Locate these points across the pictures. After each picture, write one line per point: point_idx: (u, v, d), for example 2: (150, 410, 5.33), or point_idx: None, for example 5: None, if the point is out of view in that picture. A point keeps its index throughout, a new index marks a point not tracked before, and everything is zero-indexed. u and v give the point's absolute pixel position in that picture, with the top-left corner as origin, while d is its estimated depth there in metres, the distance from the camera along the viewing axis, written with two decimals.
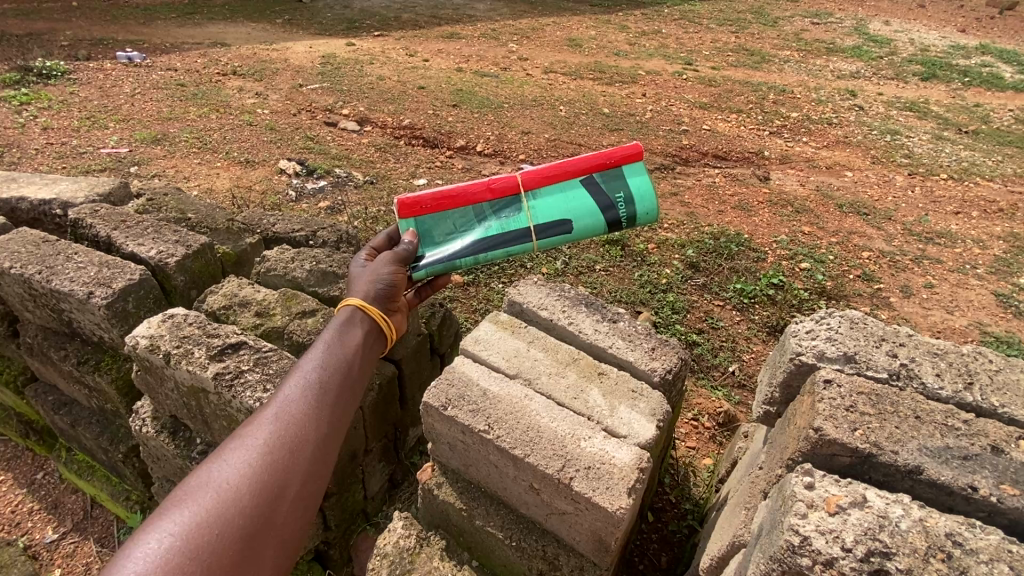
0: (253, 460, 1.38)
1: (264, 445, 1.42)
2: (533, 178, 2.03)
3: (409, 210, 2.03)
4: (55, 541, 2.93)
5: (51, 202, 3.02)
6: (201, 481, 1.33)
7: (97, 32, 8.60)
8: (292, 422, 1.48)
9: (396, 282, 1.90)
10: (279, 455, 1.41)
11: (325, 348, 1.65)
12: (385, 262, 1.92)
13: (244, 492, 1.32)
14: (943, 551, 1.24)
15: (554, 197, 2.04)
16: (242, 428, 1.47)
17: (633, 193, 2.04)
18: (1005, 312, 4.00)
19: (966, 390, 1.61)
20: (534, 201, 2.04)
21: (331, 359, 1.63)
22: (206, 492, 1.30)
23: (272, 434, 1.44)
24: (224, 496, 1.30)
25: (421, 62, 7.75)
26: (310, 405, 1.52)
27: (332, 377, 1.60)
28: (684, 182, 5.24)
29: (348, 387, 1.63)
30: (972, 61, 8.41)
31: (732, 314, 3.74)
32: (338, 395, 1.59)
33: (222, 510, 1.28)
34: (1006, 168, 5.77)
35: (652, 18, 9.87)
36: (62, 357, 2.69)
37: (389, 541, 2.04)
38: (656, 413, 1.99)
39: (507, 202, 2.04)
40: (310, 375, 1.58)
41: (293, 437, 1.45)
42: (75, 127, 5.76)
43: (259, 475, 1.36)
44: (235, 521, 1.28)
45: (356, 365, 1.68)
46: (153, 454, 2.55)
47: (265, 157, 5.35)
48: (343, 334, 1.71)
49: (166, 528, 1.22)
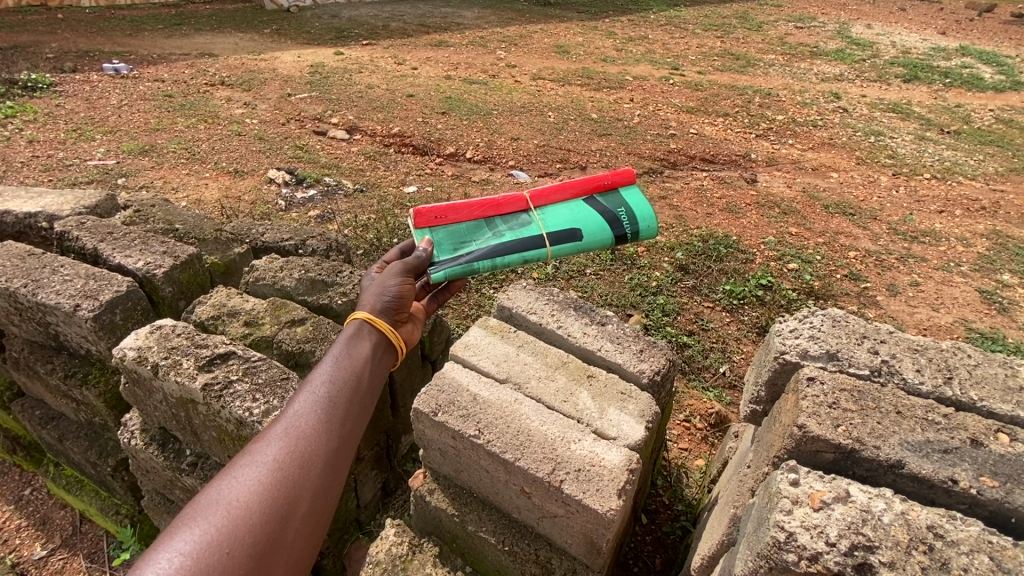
0: (262, 476, 1.39)
1: (275, 461, 1.42)
2: (540, 195, 2.16)
3: (423, 220, 2.10)
4: (43, 557, 2.90)
5: (37, 214, 3.00)
6: (211, 498, 1.33)
7: (83, 44, 8.57)
8: (302, 437, 1.48)
9: (402, 294, 1.90)
10: (290, 471, 1.42)
11: (335, 362, 1.66)
12: (393, 274, 1.93)
13: (254, 510, 1.33)
14: (925, 544, 1.26)
15: (560, 211, 2.14)
16: (253, 444, 1.48)
17: (632, 208, 2.17)
18: (989, 307, 4.07)
19: (946, 385, 1.64)
20: (543, 212, 2.13)
21: (341, 373, 1.64)
22: (216, 511, 1.31)
23: (282, 451, 1.44)
24: (234, 514, 1.31)
25: (409, 70, 7.79)
26: (320, 421, 1.53)
27: (341, 391, 1.60)
28: (672, 185, 5.29)
29: (359, 401, 1.64)
30: (952, 62, 8.55)
31: (722, 314, 3.78)
32: (349, 409, 1.60)
33: (232, 528, 1.29)
34: (987, 167, 5.87)
35: (639, 24, 9.95)
36: (49, 370, 2.67)
37: (382, 548, 2.05)
38: (645, 415, 2.01)
39: (517, 216, 2.13)
40: (320, 390, 1.59)
41: (303, 453, 1.46)
42: (62, 139, 5.74)
43: (269, 492, 1.37)
44: (244, 540, 1.29)
45: (366, 377, 1.69)
46: (143, 466, 2.54)
47: (254, 167, 5.35)
48: (354, 346, 1.72)
49: (176, 547, 1.23)
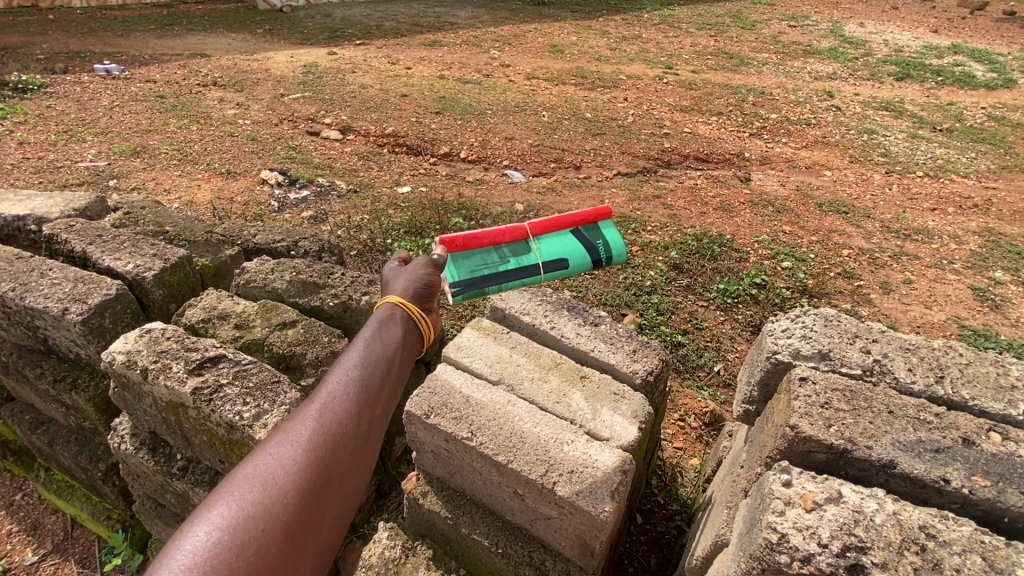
0: (297, 456, 1.38)
1: (309, 441, 1.41)
2: (539, 226, 2.23)
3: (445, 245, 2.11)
4: (35, 562, 2.88)
5: (25, 217, 2.98)
6: (246, 475, 1.32)
7: (74, 45, 8.51)
8: (334, 418, 1.48)
9: (431, 282, 1.98)
10: (323, 452, 1.41)
11: (368, 344, 1.67)
12: (422, 265, 2.02)
13: (289, 488, 1.32)
14: (917, 545, 1.26)
15: (556, 244, 2.25)
16: (286, 423, 1.47)
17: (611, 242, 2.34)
18: (981, 305, 4.08)
19: (937, 384, 1.64)
20: (541, 243, 2.22)
21: (373, 356, 1.64)
22: (251, 487, 1.30)
23: (316, 430, 1.44)
24: (270, 493, 1.30)
25: (403, 69, 7.77)
26: (352, 403, 1.52)
27: (373, 374, 1.60)
28: (666, 184, 5.29)
29: (388, 385, 1.63)
30: (944, 61, 8.58)
31: (716, 313, 3.78)
32: (379, 393, 1.59)
33: (267, 507, 1.28)
34: (979, 165, 5.89)
35: (632, 23, 9.95)
36: (38, 374, 2.65)
37: (374, 553, 2.08)
38: (638, 415, 2.00)
39: (519, 245, 2.20)
40: (353, 371, 1.59)
41: (336, 434, 1.45)
42: (52, 140, 5.70)
43: (303, 473, 1.36)
44: (279, 520, 1.27)
45: (396, 362, 1.69)
46: (133, 471, 2.52)
47: (247, 168, 5.32)
48: (387, 326, 1.75)
49: (212, 523, 1.22)
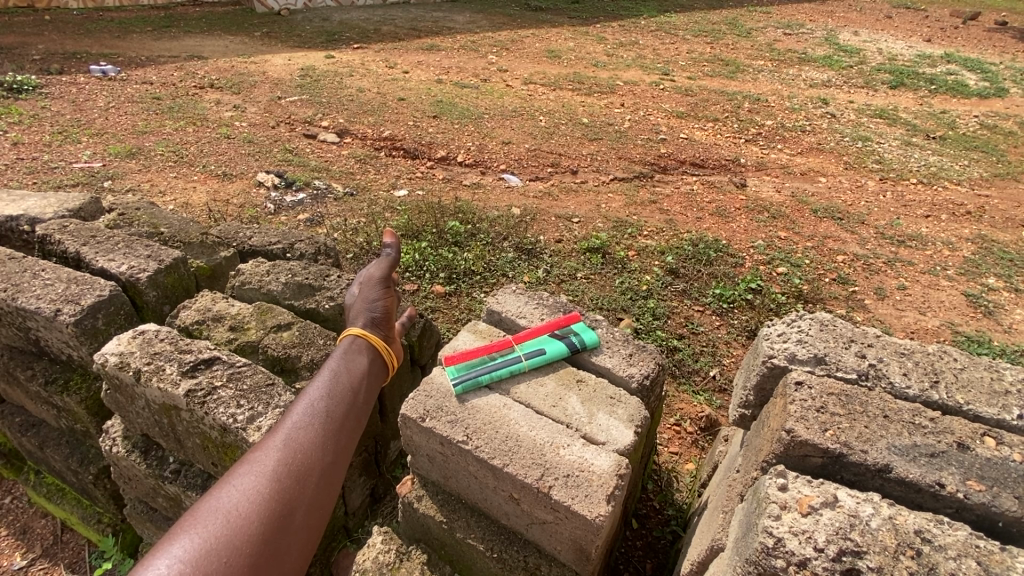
0: (261, 486, 1.41)
1: (272, 472, 1.46)
2: (518, 337, 2.21)
3: (448, 361, 2.10)
4: (23, 567, 2.84)
5: (18, 217, 2.96)
6: (209, 507, 1.35)
7: (70, 46, 8.47)
8: (296, 449, 1.53)
9: (387, 307, 2.11)
10: (288, 483, 1.45)
11: (330, 378, 1.75)
12: (373, 288, 2.13)
13: (252, 519, 1.35)
14: (913, 549, 1.26)
15: (534, 343, 2.18)
16: (250, 455, 1.51)
17: (579, 331, 2.24)
18: (975, 311, 4.10)
19: (933, 388, 1.64)
20: (523, 347, 2.17)
21: (337, 389, 1.72)
22: (215, 519, 1.32)
23: (280, 462, 1.49)
24: (234, 523, 1.32)
25: (401, 73, 7.78)
26: (316, 435, 1.58)
27: (334, 407, 1.67)
28: (663, 190, 5.31)
29: (350, 420, 1.70)
30: (937, 69, 8.64)
31: (711, 318, 3.79)
32: (343, 426, 1.66)
33: (230, 537, 1.30)
34: (972, 172, 5.93)
35: (630, 29, 9.99)
36: (28, 376, 2.62)
37: (368, 557, 2.07)
38: (633, 419, 2.00)
39: (506, 353, 2.14)
40: (316, 405, 1.65)
41: (299, 465, 1.50)
42: (47, 141, 5.67)
43: (265, 502, 1.39)
44: (242, 550, 1.30)
45: (360, 396, 1.77)
46: (125, 474, 2.50)
47: (243, 170, 5.31)
48: (350, 359, 1.85)
49: (174, 554, 1.24)
